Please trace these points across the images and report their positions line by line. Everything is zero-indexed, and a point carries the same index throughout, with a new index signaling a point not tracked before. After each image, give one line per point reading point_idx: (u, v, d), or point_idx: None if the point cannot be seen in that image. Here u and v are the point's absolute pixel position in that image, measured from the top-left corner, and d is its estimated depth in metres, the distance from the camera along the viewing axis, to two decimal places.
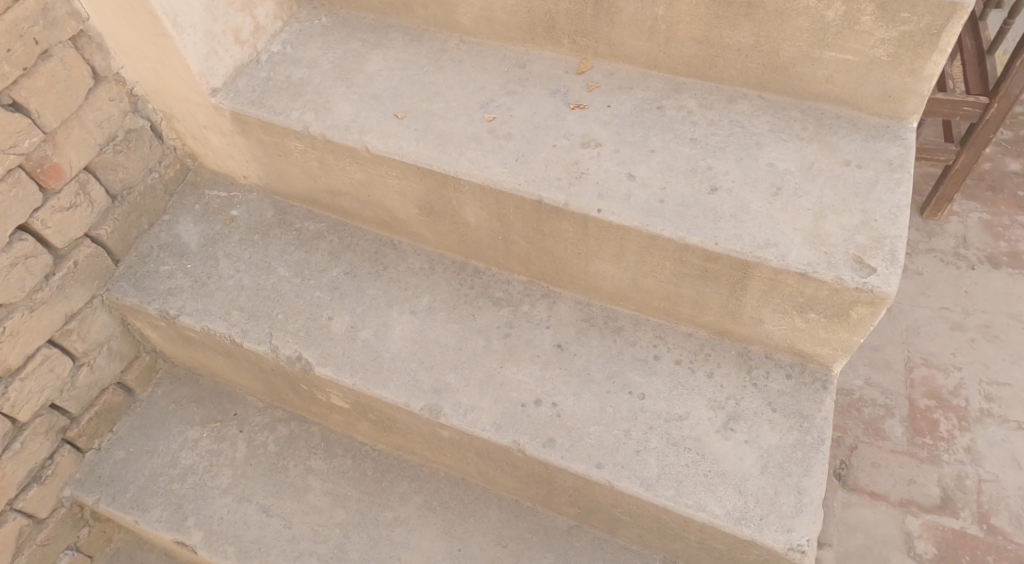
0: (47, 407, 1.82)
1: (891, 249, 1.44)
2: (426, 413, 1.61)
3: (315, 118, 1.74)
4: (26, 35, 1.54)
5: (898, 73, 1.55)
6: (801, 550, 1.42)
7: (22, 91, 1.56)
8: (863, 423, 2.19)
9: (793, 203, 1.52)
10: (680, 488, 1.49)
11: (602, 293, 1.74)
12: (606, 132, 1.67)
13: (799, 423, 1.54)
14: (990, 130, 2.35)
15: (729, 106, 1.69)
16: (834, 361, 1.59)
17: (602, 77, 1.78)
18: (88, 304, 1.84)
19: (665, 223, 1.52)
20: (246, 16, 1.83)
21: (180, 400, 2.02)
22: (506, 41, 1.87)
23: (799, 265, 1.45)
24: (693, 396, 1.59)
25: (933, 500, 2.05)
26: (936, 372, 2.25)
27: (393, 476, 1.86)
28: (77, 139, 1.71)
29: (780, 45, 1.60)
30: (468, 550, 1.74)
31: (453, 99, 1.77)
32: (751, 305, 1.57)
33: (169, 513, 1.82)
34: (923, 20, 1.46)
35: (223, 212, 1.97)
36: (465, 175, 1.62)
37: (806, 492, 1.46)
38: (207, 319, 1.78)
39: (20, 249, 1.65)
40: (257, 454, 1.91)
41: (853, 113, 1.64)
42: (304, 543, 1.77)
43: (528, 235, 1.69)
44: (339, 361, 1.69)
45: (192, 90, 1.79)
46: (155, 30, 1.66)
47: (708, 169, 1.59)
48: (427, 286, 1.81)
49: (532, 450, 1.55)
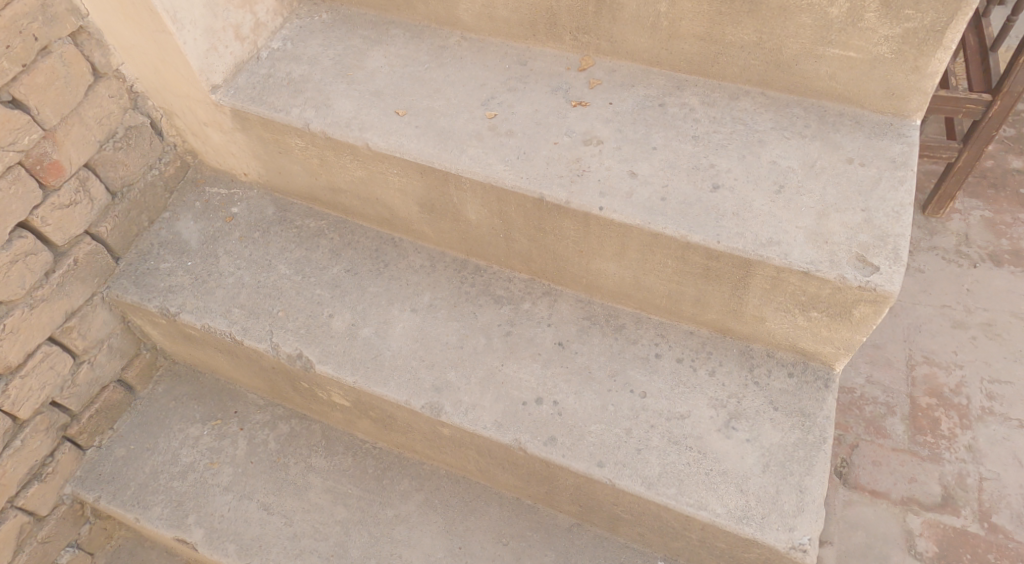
0: (47, 404, 1.82)
1: (894, 247, 1.43)
2: (427, 411, 1.61)
3: (316, 115, 1.74)
4: (25, 31, 1.54)
5: (902, 71, 1.54)
6: (803, 549, 1.41)
7: (22, 88, 1.56)
8: (864, 421, 2.18)
9: (795, 202, 1.52)
10: (681, 487, 1.48)
11: (604, 291, 1.74)
12: (607, 130, 1.66)
13: (802, 422, 1.53)
14: (993, 127, 2.34)
15: (731, 104, 1.69)
16: (836, 360, 1.59)
17: (604, 74, 1.77)
18: (88, 301, 1.84)
19: (667, 221, 1.51)
20: (246, 12, 1.82)
21: (180, 398, 2.01)
22: (507, 38, 1.86)
23: (802, 264, 1.44)
24: (694, 395, 1.59)
25: (934, 499, 2.04)
26: (937, 369, 2.25)
27: (394, 474, 1.86)
28: (77, 136, 1.71)
29: (783, 42, 1.59)
30: (469, 548, 1.74)
31: (453, 95, 1.76)
32: (753, 303, 1.56)
33: (169, 511, 1.82)
34: (928, 17, 1.46)
35: (224, 209, 1.97)
36: (466, 172, 1.62)
37: (808, 491, 1.46)
38: (207, 317, 1.77)
39: (21, 246, 1.65)
40: (257, 452, 1.90)
41: (856, 111, 1.64)
42: (304, 541, 1.77)
43: (529, 233, 1.68)
44: (340, 359, 1.68)
45: (192, 87, 1.79)
46: (155, 27, 1.66)
47: (710, 167, 1.58)
48: (427, 283, 1.80)
49: (533, 449, 1.55)
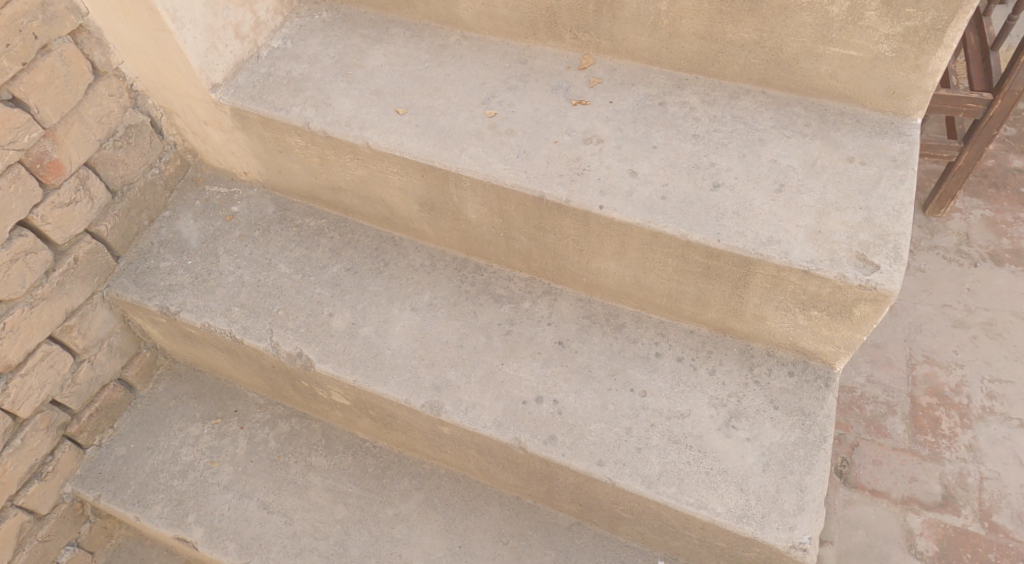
0: (47, 403, 1.82)
1: (894, 246, 1.43)
2: (427, 410, 1.61)
3: (316, 113, 1.74)
4: (25, 30, 1.54)
5: (902, 69, 1.54)
6: (802, 548, 1.41)
7: (21, 86, 1.56)
8: (864, 420, 2.18)
9: (795, 200, 1.52)
10: (681, 486, 1.48)
11: (604, 290, 1.73)
12: (607, 129, 1.66)
13: (802, 421, 1.53)
14: (994, 127, 2.34)
15: (731, 103, 1.68)
16: (836, 359, 1.59)
17: (604, 73, 1.77)
18: (88, 300, 1.84)
19: (667, 220, 1.51)
20: (246, 11, 1.82)
21: (180, 397, 2.01)
22: (507, 37, 1.86)
23: (802, 263, 1.44)
24: (694, 394, 1.59)
25: (935, 498, 2.04)
26: (938, 369, 2.25)
27: (394, 473, 1.86)
28: (77, 135, 1.71)
29: (783, 40, 1.59)
30: (469, 547, 1.73)
31: (453, 94, 1.76)
32: (753, 302, 1.56)
33: (169, 510, 1.82)
34: (929, 16, 1.46)
35: (224, 208, 1.97)
36: (467, 171, 1.62)
37: (808, 490, 1.46)
38: (207, 315, 1.77)
39: (21, 245, 1.65)
40: (257, 451, 1.90)
41: (857, 109, 1.63)
42: (305, 540, 1.77)
43: (529, 231, 1.68)
44: (340, 358, 1.68)
45: (192, 86, 1.79)
46: (155, 26, 1.65)
47: (710, 165, 1.58)
48: (428, 282, 1.80)
49: (533, 448, 1.55)
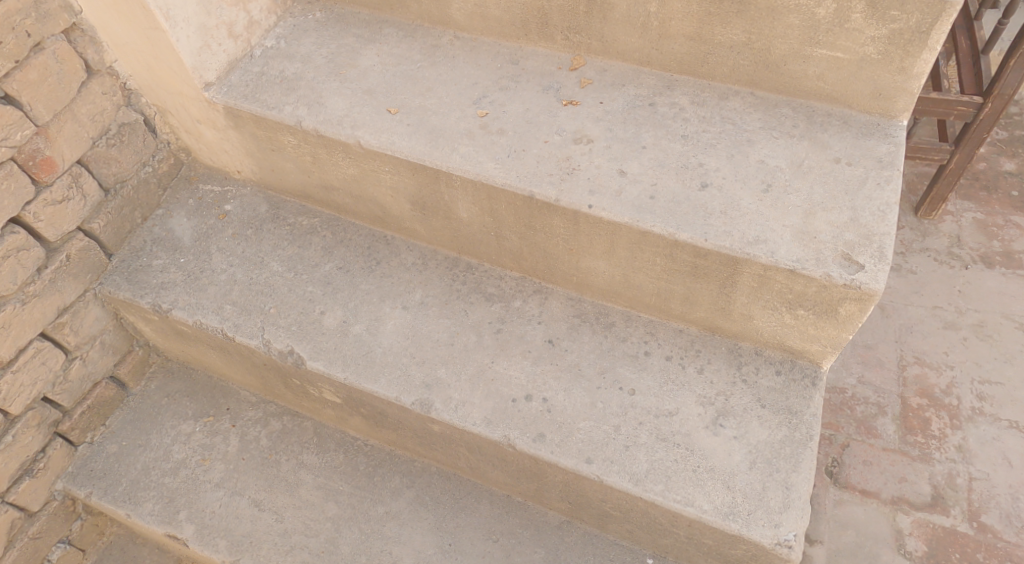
0: (38, 399, 1.82)
1: (879, 246, 1.45)
2: (417, 407, 1.62)
3: (308, 112, 1.75)
4: (19, 28, 1.55)
5: (888, 72, 1.56)
6: (788, 545, 1.42)
7: (14, 83, 1.56)
8: (854, 421, 2.19)
9: (783, 200, 1.53)
10: (669, 483, 1.49)
11: (594, 290, 1.75)
12: (597, 128, 1.67)
13: (789, 420, 1.54)
14: (984, 130, 2.35)
15: (721, 104, 1.70)
16: (823, 358, 1.60)
17: (595, 74, 1.78)
18: (81, 297, 1.85)
19: (656, 219, 1.52)
20: (239, 10, 1.83)
21: (172, 395, 2.02)
22: (500, 37, 1.87)
23: (788, 262, 1.45)
24: (683, 392, 1.60)
25: (924, 498, 2.05)
26: (928, 370, 2.26)
27: (385, 471, 1.87)
28: (70, 132, 1.71)
29: (771, 42, 1.60)
30: (459, 546, 1.74)
31: (445, 94, 1.77)
32: (741, 301, 1.57)
33: (161, 507, 1.82)
34: (913, 19, 1.47)
35: (217, 207, 1.98)
36: (458, 170, 1.63)
37: (795, 488, 1.47)
38: (200, 313, 1.78)
39: (14, 241, 1.65)
40: (249, 449, 1.91)
41: (844, 110, 1.65)
42: (296, 537, 1.77)
43: (520, 231, 1.69)
44: (330, 356, 1.69)
45: (185, 84, 1.79)
46: (148, 24, 1.66)
47: (699, 166, 1.60)
48: (419, 281, 1.81)
49: (522, 445, 1.55)
